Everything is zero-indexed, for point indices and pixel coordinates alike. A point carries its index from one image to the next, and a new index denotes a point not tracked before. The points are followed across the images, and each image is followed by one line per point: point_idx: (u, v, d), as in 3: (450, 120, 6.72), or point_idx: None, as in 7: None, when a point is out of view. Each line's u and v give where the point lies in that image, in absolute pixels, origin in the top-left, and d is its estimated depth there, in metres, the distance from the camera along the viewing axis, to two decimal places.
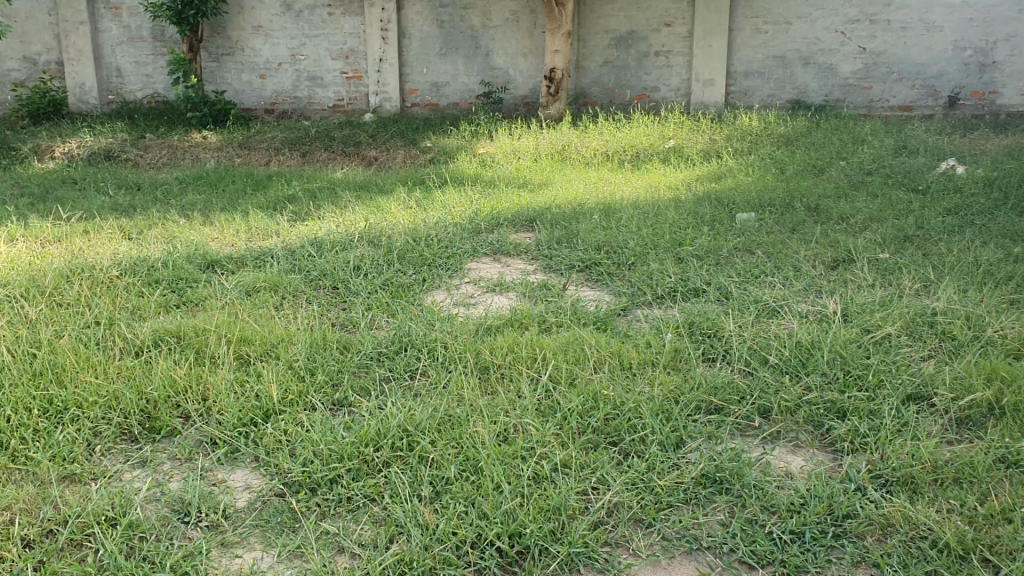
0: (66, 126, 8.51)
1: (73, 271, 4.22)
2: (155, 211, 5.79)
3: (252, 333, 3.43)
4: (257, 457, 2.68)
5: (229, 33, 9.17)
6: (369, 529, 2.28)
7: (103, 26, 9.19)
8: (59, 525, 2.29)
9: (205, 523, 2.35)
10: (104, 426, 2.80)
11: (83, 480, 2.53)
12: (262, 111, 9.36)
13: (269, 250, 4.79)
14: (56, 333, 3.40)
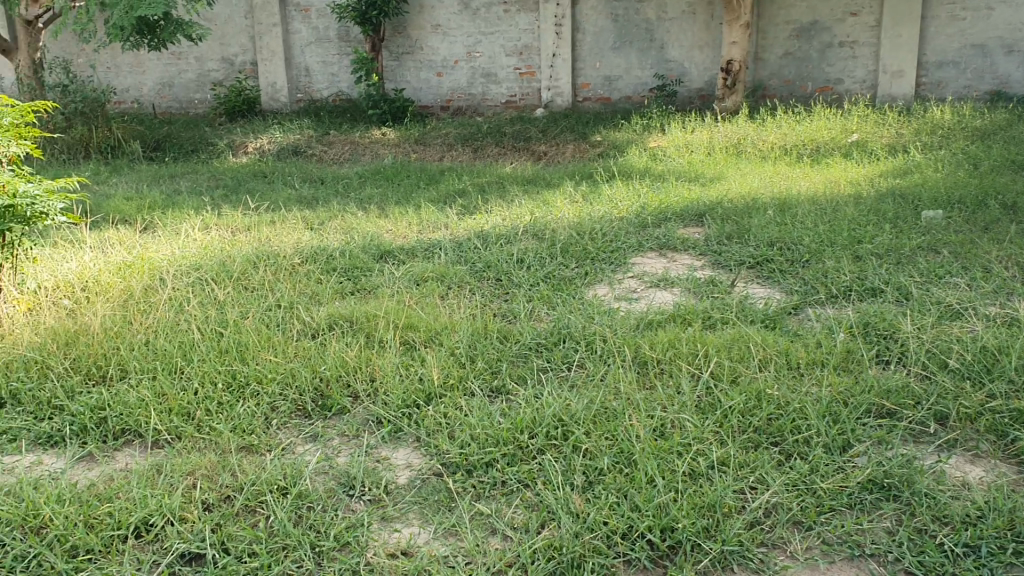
0: (258, 123, 9.06)
1: (259, 258, 4.49)
2: (336, 204, 6.08)
3: (418, 319, 3.54)
4: (419, 437, 2.77)
5: (409, 32, 9.48)
6: (522, 513, 2.31)
7: (294, 28, 9.71)
8: (235, 491, 2.45)
9: (368, 497, 2.46)
10: (280, 402, 2.97)
11: (259, 450, 2.70)
12: (437, 107, 9.62)
13: (437, 243, 4.92)
14: (241, 313, 3.64)
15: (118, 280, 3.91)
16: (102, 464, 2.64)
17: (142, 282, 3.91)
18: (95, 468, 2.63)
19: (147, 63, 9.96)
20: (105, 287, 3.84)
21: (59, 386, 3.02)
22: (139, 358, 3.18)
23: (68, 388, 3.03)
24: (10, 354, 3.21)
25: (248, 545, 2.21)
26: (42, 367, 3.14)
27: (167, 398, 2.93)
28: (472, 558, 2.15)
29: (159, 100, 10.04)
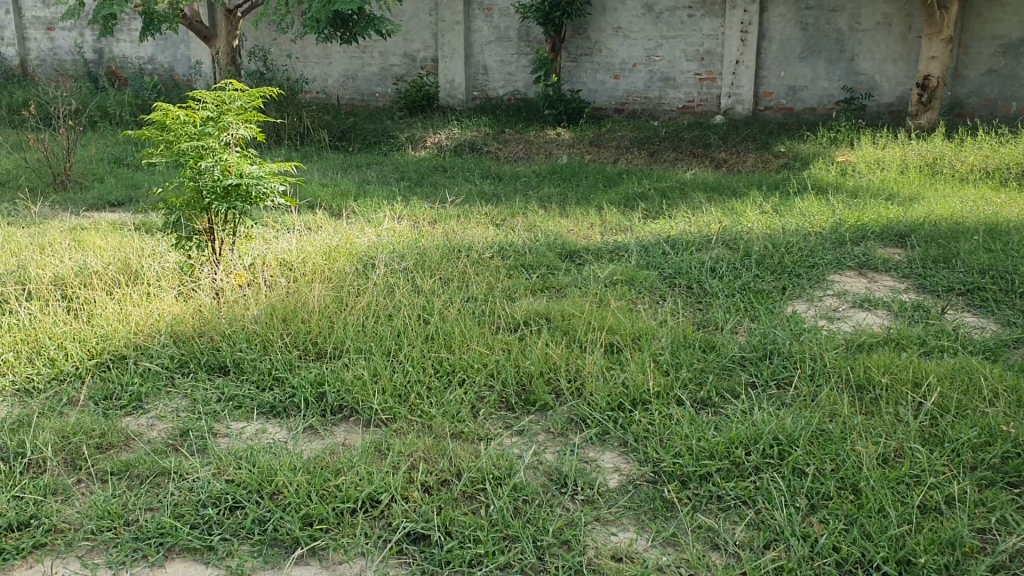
0: (437, 117, 9.26)
1: (453, 250, 4.57)
2: (518, 201, 6.14)
3: (619, 322, 3.51)
4: (626, 441, 2.74)
5: (590, 33, 9.48)
6: (743, 531, 2.26)
7: (476, 26, 9.87)
8: (453, 476, 2.49)
9: (582, 497, 2.45)
10: (486, 393, 3.01)
11: (471, 439, 2.75)
12: (613, 110, 9.59)
13: (624, 245, 4.90)
14: (445, 302, 3.72)
15: (325, 263, 4.08)
16: (324, 438, 2.75)
17: (348, 266, 4.06)
18: (317, 441, 2.74)
19: (334, 55, 10.29)
20: (314, 269, 4.01)
21: (280, 358, 3.16)
22: (352, 339, 3.29)
23: (287, 361, 3.17)
24: (235, 324, 3.38)
25: (472, 532, 2.25)
26: (263, 339, 3.30)
27: (381, 378, 3.02)
28: (695, 570, 2.12)
29: (343, 91, 10.37)
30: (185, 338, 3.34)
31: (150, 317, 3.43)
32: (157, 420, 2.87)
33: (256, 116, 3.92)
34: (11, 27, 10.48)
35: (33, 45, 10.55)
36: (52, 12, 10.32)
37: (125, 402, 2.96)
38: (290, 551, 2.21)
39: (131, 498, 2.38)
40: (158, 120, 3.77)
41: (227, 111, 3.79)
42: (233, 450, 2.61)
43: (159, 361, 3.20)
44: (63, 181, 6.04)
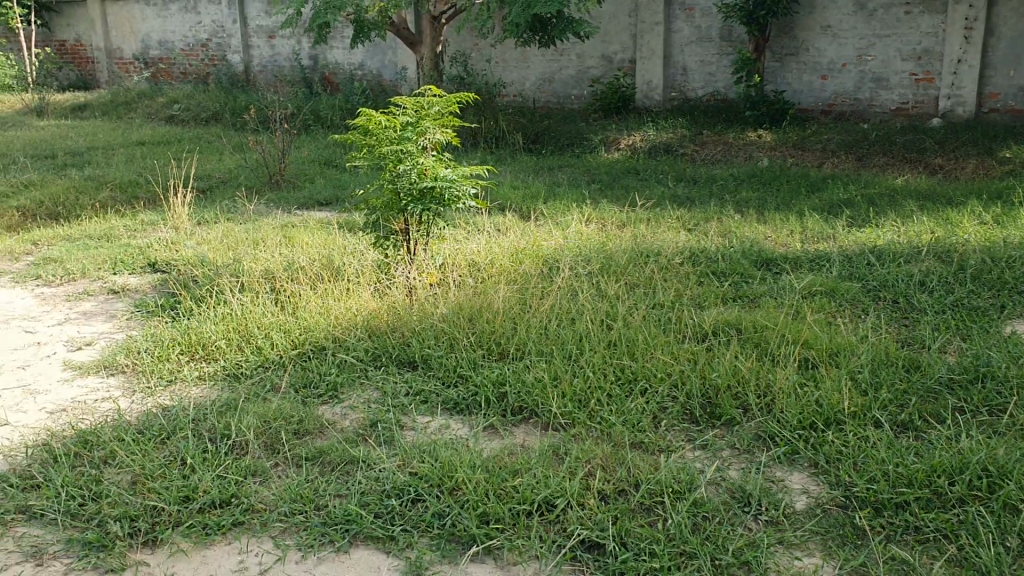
0: (633, 120, 9.19)
1: (642, 255, 4.51)
2: (713, 206, 5.98)
3: (814, 336, 3.34)
4: (816, 463, 2.60)
5: (796, 33, 9.10)
6: (943, 568, 2.10)
7: (676, 27, 9.65)
8: (631, 487, 2.45)
9: (765, 518, 2.35)
10: (669, 403, 2.94)
11: (651, 449, 2.69)
12: (818, 111, 9.14)
13: (825, 254, 4.67)
14: (631, 309, 3.68)
15: (514, 265, 4.14)
16: (504, 438, 2.79)
17: (535, 269, 4.10)
18: (497, 440, 2.78)
19: (532, 58, 10.38)
20: (503, 270, 4.08)
21: (465, 357, 3.23)
22: (537, 341, 3.32)
23: (472, 360, 3.23)
24: (424, 322, 3.48)
25: (648, 544, 2.21)
26: (450, 338, 3.38)
27: (562, 383, 3.02)
28: None
29: (539, 94, 10.44)
30: (378, 332, 3.47)
31: (347, 311, 3.59)
32: (350, 410, 3.00)
33: (453, 121, 4.02)
34: (238, 36, 11.29)
35: (256, 52, 11.33)
36: (274, 21, 11.03)
37: (322, 391, 3.11)
38: (467, 547, 2.24)
39: (322, 484, 2.49)
40: (362, 125, 3.94)
41: (426, 116, 3.90)
42: (418, 444, 2.68)
43: (354, 353, 3.34)
44: (277, 180, 6.44)
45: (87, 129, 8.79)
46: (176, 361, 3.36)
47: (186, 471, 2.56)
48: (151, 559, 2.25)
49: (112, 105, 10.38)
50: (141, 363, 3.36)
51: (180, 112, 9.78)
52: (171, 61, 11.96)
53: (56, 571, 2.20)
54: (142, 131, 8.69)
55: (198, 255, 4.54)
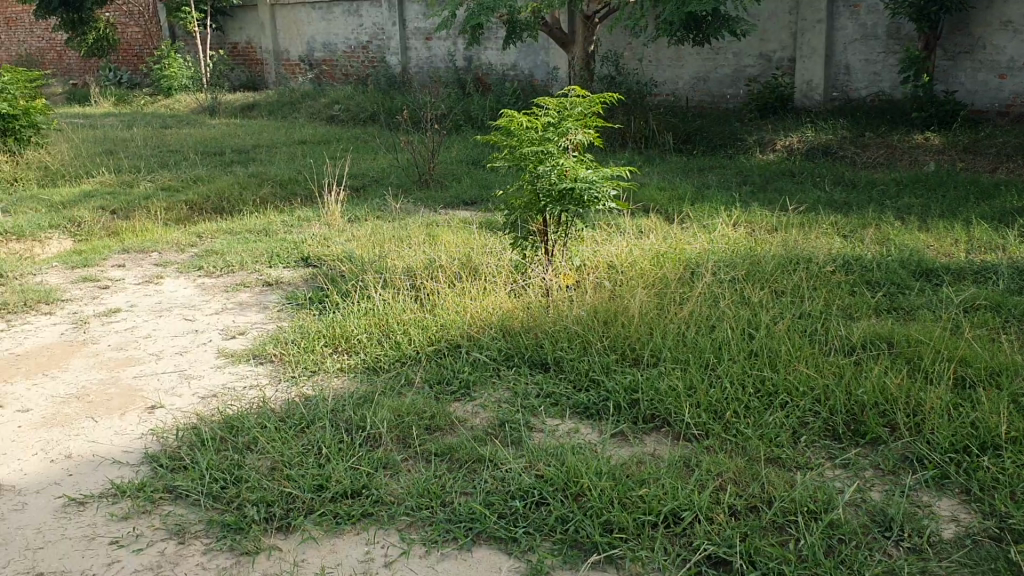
0: (790, 119, 8.86)
1: (791, 262, 4.35)
2: (871, 212, 5.69)
3: (974, 354, 3.13)
4: (968, 489, 2.44)
5: (972, 30, 8.25)
6: None
7: (839, 24, 8.99)
8: (763, 503, 2.36)
9: (908, 545, 2.21)
10: (810, 419, 2.82)
11: (788, 466, 2.59)
12: (994, 113, 8.28)
13: (992, 265, 4.37)
14: (773, 318, 3.55)
15: (654, 269, 4.09)
16: (633, 446, 2.75)
17: (676, 274, 4.03)
18: (627, 449, 2.74)
19: (686, 57, 10.06)
20: (642, 275, 4.02)
21: (599, 361, 3.20)
22: (673, 348, 3.25)
23: (605, 364, 3.20)
24: (559, 324, 3.47)
25: (777, 564, 2.12)
26: (584, 341, 3.35)
27: (696, 392, 2.94)
28: None
29: (693, 93, 10.09)
30: (513, 332, 3.49)
31: (483, 310, 3.63)
32: (480, 409, 3.02)
33: (596, 122, 3.98)
34: (397, 38, 11.61)
35: (414, 54, 11.61)
36: (430, 23, 11.25)
37: (455, 388, 3.14)
38: (589, 554, 2.22)
39: (449, 480, 2.52)
40: (506, 126, 3.98)
41: (568, 117, 3.89)
42: (546, 447, 2.68)
43: (488, 352, 3.37)
44: (425, 180, 6.56)
45: (255, 128, 9.26)
46: (320, 352, 3.47)
47: (322, 460, 2.65)
48: (283, 544, 2.33)
49: (277, 105, 10.89)
50: (287, 353, 3.49)
51: (339, 112, 10.14)
52: (334, 63, 12.44)
53: (195, 550, 2.31)
54: (303, 130, 9.07)
55: (347, 252, 4.68)
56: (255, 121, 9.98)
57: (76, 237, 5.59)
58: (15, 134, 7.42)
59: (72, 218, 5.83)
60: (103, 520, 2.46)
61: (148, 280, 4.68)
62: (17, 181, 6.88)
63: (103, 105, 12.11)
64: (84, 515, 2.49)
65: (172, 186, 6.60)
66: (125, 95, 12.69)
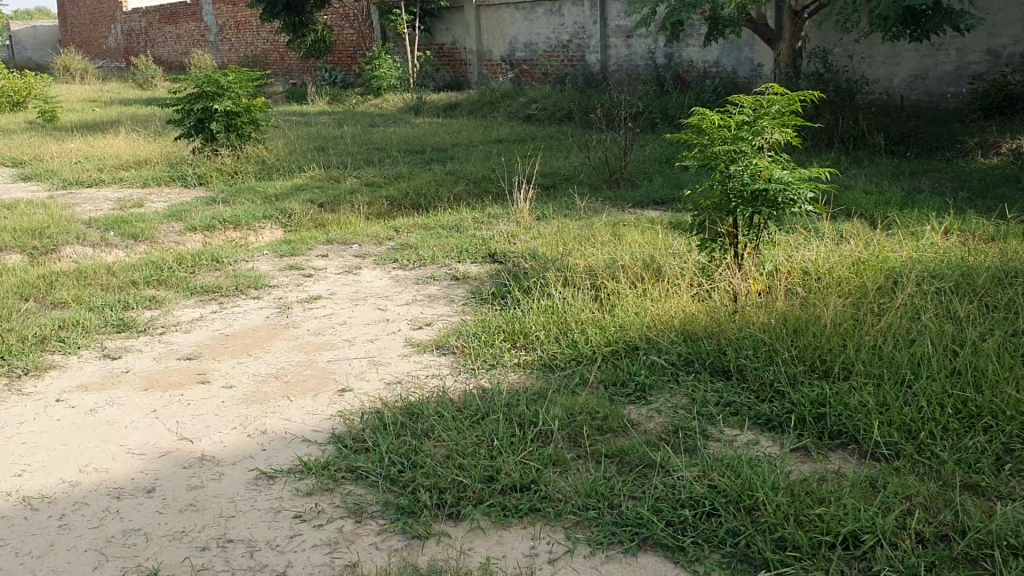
0: (1018, 120, 8.14)
1: (1007, 274, 4.00)
2: None
3: None
4: None
5: None
6: None
7: None
8: (956, 533, 2.19)
9: None
10: (1016, 446, 2.58)
11: (988, 495, 2.38)
12: None
13: None
14: (983, 334, 3.28)
15: (851, 277, 3.88)
16: (816, 462, 2.62)
17: (874, 283, 3.80)
18: (808, 464, 2.62)
19: (903, 54, 9.41)
20: (837, 283, 3.83)
21: (783, 371, 3.07)
22: (865, 361, 3.07)
23: (790, 374, 3.07)
24: (743, 330, 3.36)
25: None
26: (770, 349, 3.23)
27: (889, 410, 2.76)
28: None
29: (909, 92, 9.42)
30: (694, 337, 3.41)
31: (665, 313, 3.57)
32: (656, 413, 2.97)
33: (794, 121, 3.82)
34: (597, 36, 11.60)
35: (614, 52, 11.54)
36: (631, 22, 11.16)
37: (631, 391, 3.11)
38: (758, 571, 2.14)
39: (618, 482, 2.50)
40: (697, 125, 3.89)
41: (764, 116, 3.76)
42: (721, 457, 2.60)
43: (667, 356, 3.31)
44: (616, 179, 6.52)
45: (455, 126, 9.55)
46: (499, 347, 3.53)
47: (493, 452, 2.69)
48: (452, 531, 2.39)
49: (478, 104, 11.17)
50: (468, 346, 3.57)
51: (537, 111, 10.25)
52: (535, 62, 12.57)
53: (370, 530, 2.42)
54: (501, 128, 9.26)
55: (532, 249, 4.73)
56: (456, 119, 10.28)
57: (287, 228, 5.97)
58: (238, 131, 8.01)
59: (283, 210, 6.23)
60: (289, 494, 2.62)
61: (347, 271, 4.92)
62: (239, 175, 7.44)
63: (319, 104, 12.86)
64: (273, 489, 2.66)
65: (375, 182, 6.91)
66: (338, 94, 13.41)
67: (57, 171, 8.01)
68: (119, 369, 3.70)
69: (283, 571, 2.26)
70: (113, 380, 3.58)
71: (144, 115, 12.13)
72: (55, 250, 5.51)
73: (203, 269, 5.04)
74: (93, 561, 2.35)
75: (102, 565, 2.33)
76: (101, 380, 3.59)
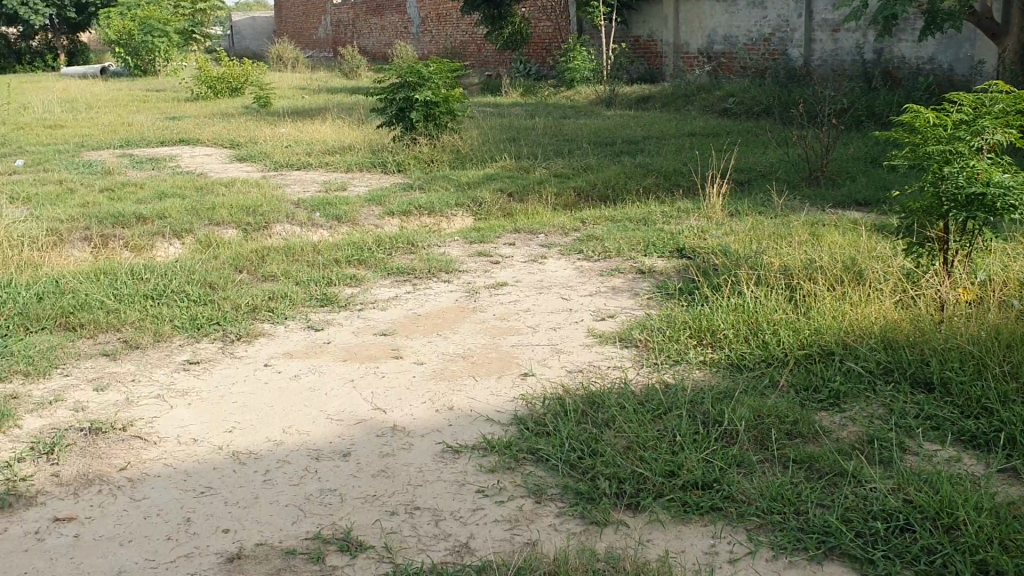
0: None
1: None
2: None
3: None
4: None
5: None
6: None
7: None
8: None
9: None
10: None
11: None
12: None
13: None
14: None
15: None
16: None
17: None
18: (1016, 487, 2.45)
19: None
20: None
21: (993, 387, 2.88)
22: None
23: (1001, 391, 2.87)
24: (951, 342, 3.16)
25: None
26: (979, 363, 3.02)
27: None
28: None
29: None
30: (895, 345, 3.24)
31: (864, 318, 3.41)
32: (849, 422, 2.86)
33: (1019, 120, 3.55)
34: (801, 30, 11.21)
35: (818, 46, 11.11)
36: (839, 15, 10.72)
37: (823, 397, 3.00)
38: None
39: (805, 489, 2.43)
40: (910, 123, 3.70)
41: (985, 115, 3.53)
42: (919, 471, 2.48)
43: (864, 363, 3.17)
44: (815, 177, 6.28)
45: (646, 120, 9.49)
46: (685, 342, 3.49)
47: (675, 448, 2.67)
48: (631, 521, 2.40)
49: (672, 98, 11.03)
50: (653, 340, 3.54)
51: (733, 105, 10.02)
52: (733, 56, 12.26)
53: (549, 512, 2.47)
54: (694, 123, 9.11)
55: (723, 246, 4.63)
56: (649, 113, 10.21)
57: (477, 216, 6.13)
58: (435, 120, 8.29)
59: (474, 197, 6.40)
60: (473, 470, 2.72)
61: (534, 259, 5.00)
62: (434, 162, 7.70)
63: (513, 95, 13.10)
64: (458, 463, 2.78)
65: (564, 173, 6.97)
66: (532, 86, 13.60)
67: (270, 154, 8.57)
68: (319, 340, 3.93)
69: (465, 542, 2.37)
70: (314, 350, 3.82)
71: (348, 103, 12.75)
72: (266, 228, 5.91)
73: (398, 251, 5.26)
74: (292, 516, 2.56)
75: (301, 519, 2.54)
76: (303, 349, 3.84)
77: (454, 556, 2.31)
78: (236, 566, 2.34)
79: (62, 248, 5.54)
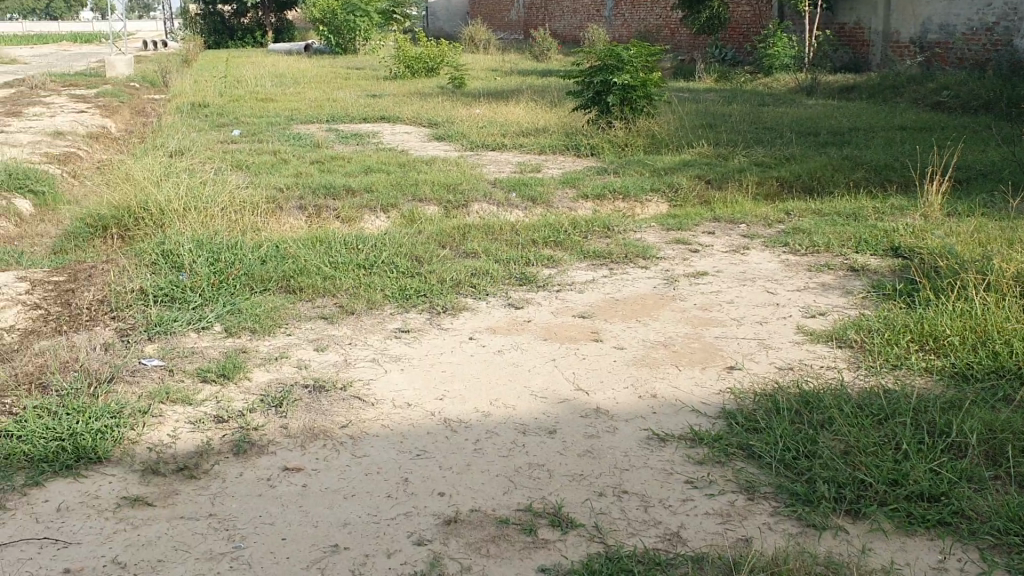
0: None
1: None
2: None
3: None
4: None
5: None
6: None
7: None
8: None
9: None
10: None
11: None
12: None
13: None
14: None
15: None
16: None
17: None
18: None
19: None
20: None
21: None
22: None
23: None
24: None
25: None
26: None
27: None
28: None
29: None
30: None
31: None
32: None
33: None
34: None
35: None
36: None
37: None
38: None
39: None
40: None
41: None
42: None
43: None
44: None
45: (852, 110, 9.08)
46: (904, 347, 3.33)
47: (899, 456, 2.55)
48: (850, 527, 2.33)
49: (879, 89, 10.49)
50: (870, 342, 3.40)
51: (949, 98, 9.44)
52: (950, 46, 11.52)
53: (764, 510, 2.42)
54: (905, 115, 8.64)
55: (945, 246, 4.36)
56: (853, 103, 9.76)
57: (674, 203, 6.07)
58: (632, 104, 8.25)
59: (670, 183, 6.32)
60: (681, 459, 2.70)
61: (735, 250, 4.89)
62: (629, 146, 7.65)
63: (707, 81, 12.87)
64: (665, 451, 2.76)
65: (765, 162, 6.77)
66: (727, 73, 13.28)
67: (467, 133, 8.79)
68: (521, 318, 4.01)
69: (676, 531, 2.35)
70: (517, 327, 3.90)
71: (541, 84, 12.88)
72: (466, 205, 6.06)
73: (595, 235, 5.27)
74: (503, 486, 2.63)
75: (511, 491, 2.60)
76: (507, 325, 3.92)
77: (666, 544, 2.30)
78: (452, 529, 2.42)
79: (280, 215, 5.89)
